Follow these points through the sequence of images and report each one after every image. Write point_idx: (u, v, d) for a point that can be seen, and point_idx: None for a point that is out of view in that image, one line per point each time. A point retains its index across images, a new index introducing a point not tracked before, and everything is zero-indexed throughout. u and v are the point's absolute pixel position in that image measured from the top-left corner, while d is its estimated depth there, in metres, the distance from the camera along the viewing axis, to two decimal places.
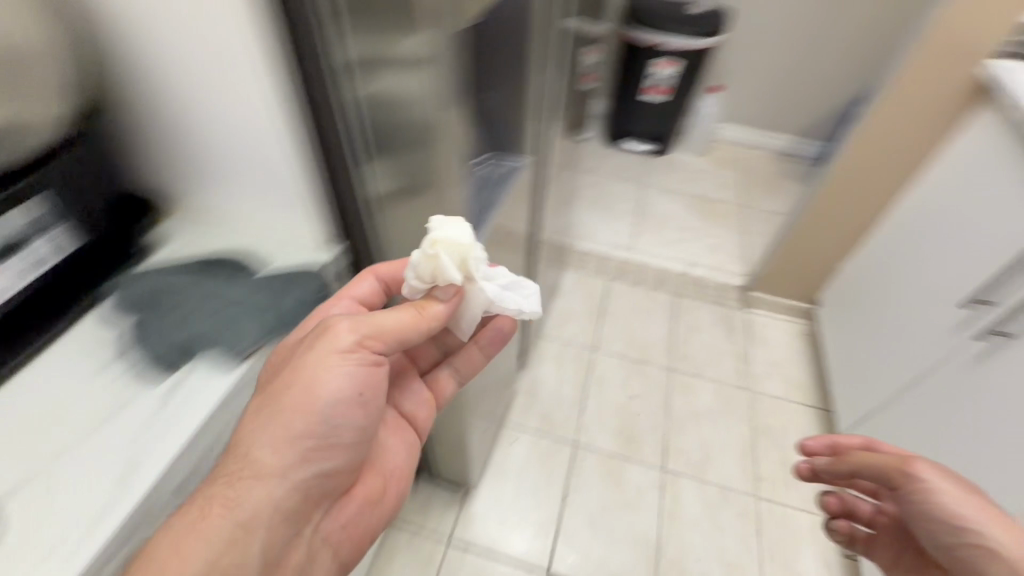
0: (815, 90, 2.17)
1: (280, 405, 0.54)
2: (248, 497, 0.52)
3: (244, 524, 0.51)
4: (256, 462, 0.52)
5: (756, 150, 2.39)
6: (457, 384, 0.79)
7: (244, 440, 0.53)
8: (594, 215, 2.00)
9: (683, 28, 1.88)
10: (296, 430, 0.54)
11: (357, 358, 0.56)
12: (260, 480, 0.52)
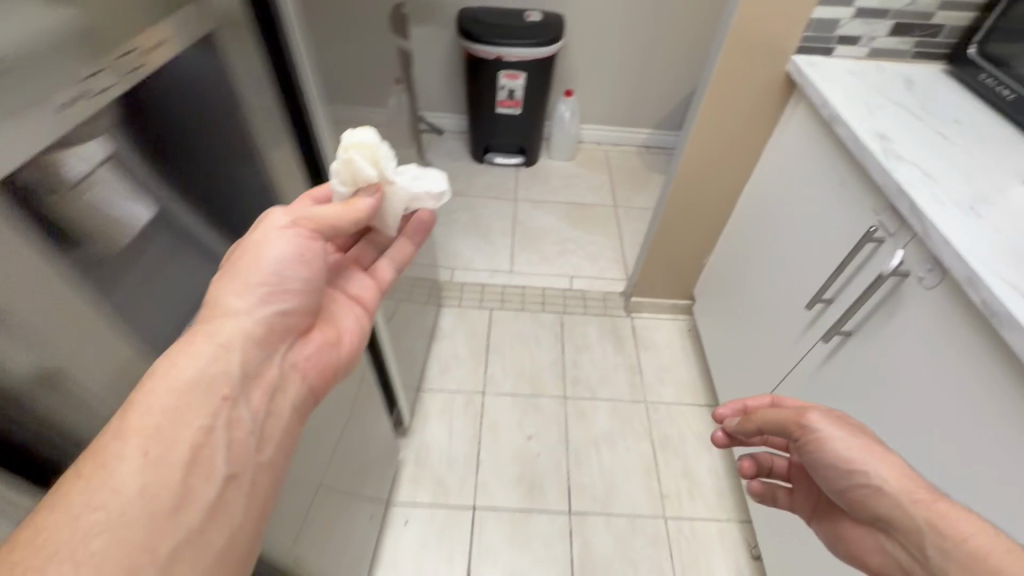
0: (661, 84, 2.24)
1: (236, 266, 0.56)
2: (213, 342, 0.52)
3: (211, 366, 0.51)
4: (224, 309, 0.54)
5: (620, 147, 2.42)
6: (398, 274, 0.80)
7: (215, 296, 0.55)
8: (467, 241, 1.89)
9: (520, 37, 1.80)
10: (252, 290, 0.56)
11: (301, 225, 0.60)
12: (224, 327, 0.53)
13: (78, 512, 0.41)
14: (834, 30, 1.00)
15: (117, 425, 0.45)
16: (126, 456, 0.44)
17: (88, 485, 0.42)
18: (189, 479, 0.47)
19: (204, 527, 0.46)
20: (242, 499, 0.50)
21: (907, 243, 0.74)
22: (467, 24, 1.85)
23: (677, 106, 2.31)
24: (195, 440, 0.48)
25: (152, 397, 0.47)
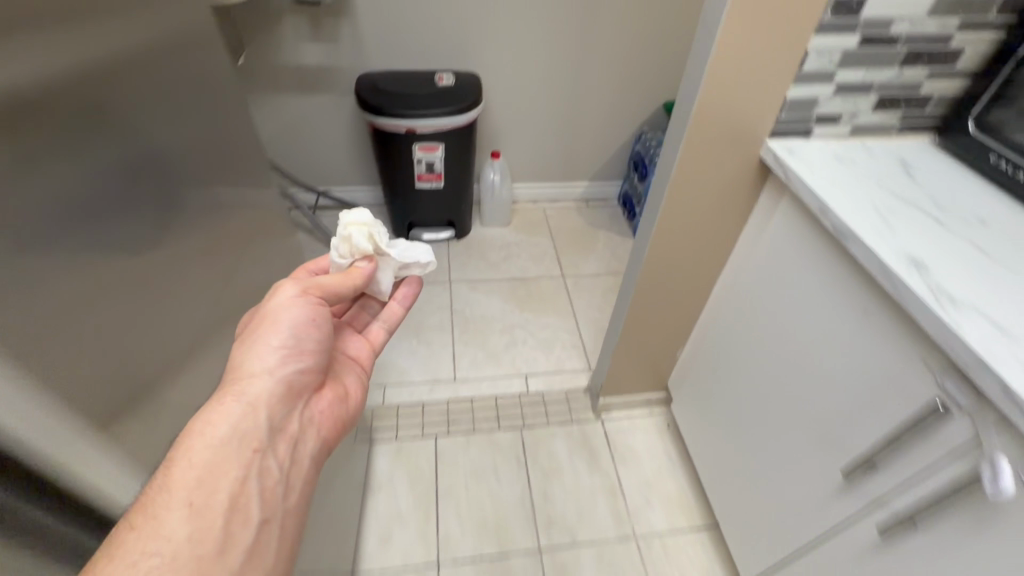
0: (593, 134, 2.06)
1: (254, 337, 0.69)
2: (240, 401, 0.64)
3: (241, 422, 0.63)
4: (248, 371, 0.68)
5: (559, 202, 2.22)
6: (387, 334, 1.00)
7: (238, 362, 0.69)
8: (398, 346, 1.59)
9: (434, 106, 1.54)
10: (271, 351, 0.70)
11: (304, 297, 0.76)
12: (251, 388, 0.66)
13: (133, 560, 0.49)
14: (813, 109, 0.82)
15: (168, 479, 0.56)
16: (172, 508, 0.54)
17: (140, 534, 0.51)
18: (229, 525, 0.57)
19: (242, 565, 0.56)
20: (273, 536, 0.61)
21: (993, 434, 0.54)
22: (369, 93, 1.57)
23: (613, 155, 2.14)
24: (233, 487, 0.59)
25: (193, 455, 0.58)
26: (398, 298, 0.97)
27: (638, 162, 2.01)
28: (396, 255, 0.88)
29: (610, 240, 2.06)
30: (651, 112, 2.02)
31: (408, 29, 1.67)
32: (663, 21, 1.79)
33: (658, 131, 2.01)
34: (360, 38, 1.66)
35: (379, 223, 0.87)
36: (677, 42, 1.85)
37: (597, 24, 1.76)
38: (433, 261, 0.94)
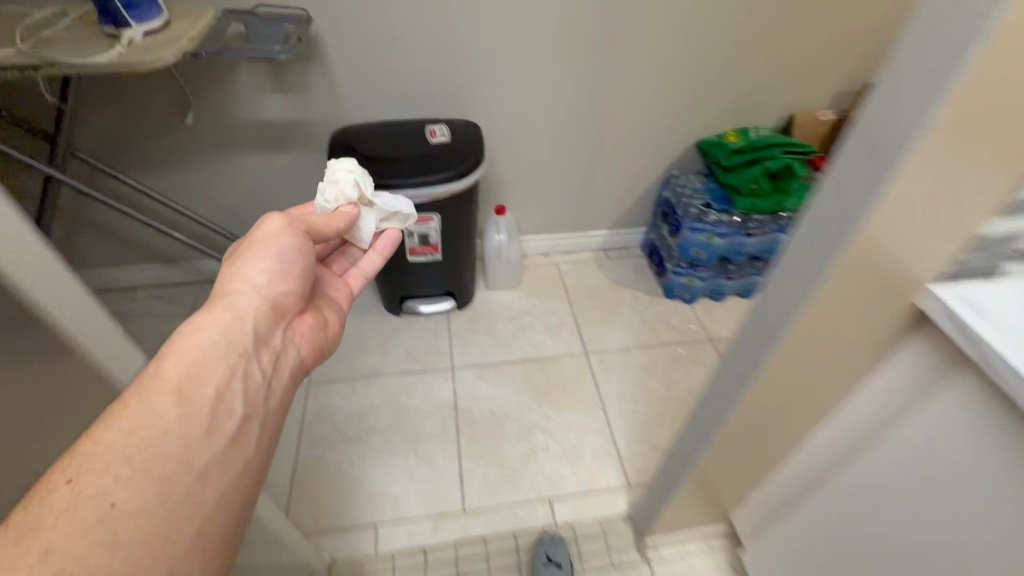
0: (613, 177, 1.77)
1: (243, 256, 0.70)
2: (230, 311, 0.64)
3: (229, 328, 0.63)
4: (235, 288, 0.68)
5: (574, 255, 1.93)
6: (364, 283, 0.98)
7: (227, 282, 0.68)
8: (392, 464, 1.30)
9: (426, 171, 1.25)
10: (260, 264, 0.70)
11: (291, 228, 0.75)
12: (240, 300, 0.66)
13: (123, 435, 0.49)
14: (1012, 243, 0.53)
15: (158, 370, 0.55)
16: (160, 393, 0.52)
17: (130, 414, 0.50)
18: (214, 415, 0.55)
19: (227, 451, 0.55)
20: (257, 433, 0.58)
21: None
22: (346, 157, 1.27)
23: (637, 199, 1.84)
24: (225, 379, 0.58)
25: (182, 353, 0.57)
26: (379, 245, 0.98)
27: (669, 210, 1.72)
28: (381, 205, 0.96)
29: (638, 303, 1.77)
30: (681, 151, 1.72)
31: (391, 72, 1.39)
32: (696, 48, 1.49)
33: (690, 175, 1.71)
34: (333, 87, 1.38)
35: (364, 174, 0.95)
36: (713, 71, 1.55)
37: (616, 55, 1.47)
38: (412, 213, 1.04)
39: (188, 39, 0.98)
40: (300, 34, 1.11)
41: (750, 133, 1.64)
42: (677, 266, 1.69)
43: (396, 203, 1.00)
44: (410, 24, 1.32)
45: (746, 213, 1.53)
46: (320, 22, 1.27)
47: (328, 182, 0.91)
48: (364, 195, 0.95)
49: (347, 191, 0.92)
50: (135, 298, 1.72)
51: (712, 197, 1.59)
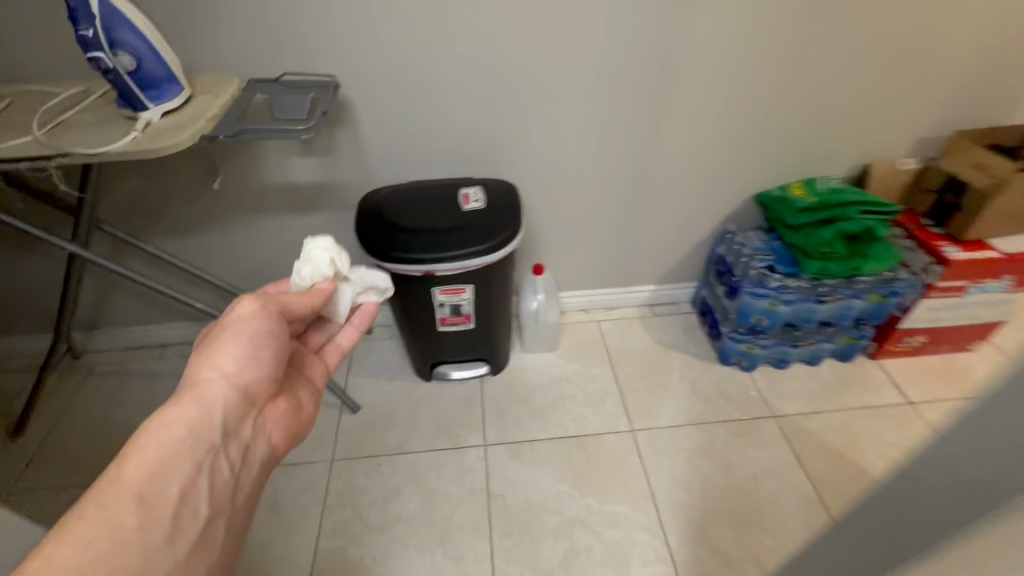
0: (660, 232, 1.63)
1: (215, 343, 0.71)
2: (197, 405, 0.65)
3: (197, 423, 0.64)
4: (205, 378, 0.69)
5: (615, 311, 1.79)
6: (341, 355, 0.98)
7: (199, 369, 0.69)
8: (419, 562, 1.19)
9: (459, 242, 1.15)
10: (235, 353, 0.71)
11: (267, 312, 0.75)
12: (210, 391, 0.68)
13: (82, 545, 0.51)
14: None
15: (121, 472, 0.57)
16: (122, 501, 0.55)
17: (92, 522, 0.52)
18: (177, 520, 0.58)
19: (188, 556, 0.58)
20: (216, 533, 0.62)
21: None
22: (374, 226, 1.19)
23: (687, 254, 1.69)
24: (190, 479, 0.61)
25: (147, 453, 0.59)
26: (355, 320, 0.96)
27: (723, 268, 1.56)
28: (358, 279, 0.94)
29: (690, 370, 1.60)
30: (737, 205, 1.57)
31: (424, 130, 1.33)
32: (752, 94, 1.37)
33: (748, 230, 1.55)
34: (364, 148, 1.33)
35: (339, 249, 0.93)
36: (770, 119, 1.42)
37: (663, 104, 1.37)
38: (389, 284, 1.02)
39: (206, 118, 0.91)
40: (325, 106, 1.03)
41: (818, 185, 1.46)
42: (734, 331, 1.53)
43: (373, 276, 0.98)
44: (444, 81, 1.26)
45: (816, 277, 1.36)
46: (352, 84, 1.23)
47: (303, 260, 0.89)
48: (340, 271, 0.93)
49: (323, 268, 0.90)
50: (163, 358, 1.68)
51: (774, 257, 1.43)
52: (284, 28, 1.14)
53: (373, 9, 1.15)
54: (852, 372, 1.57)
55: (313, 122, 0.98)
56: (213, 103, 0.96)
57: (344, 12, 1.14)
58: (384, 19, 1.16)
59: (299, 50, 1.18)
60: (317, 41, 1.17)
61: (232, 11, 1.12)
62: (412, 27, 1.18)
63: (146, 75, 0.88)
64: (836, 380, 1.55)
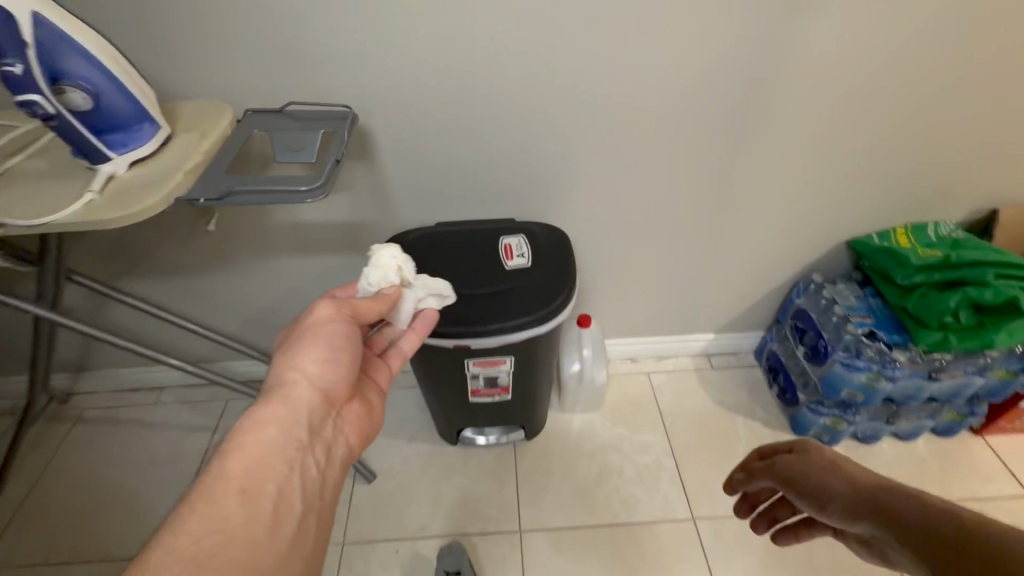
0: (726, 277, 1.39)
1: (297, 344, 0.67)
2: (286, 403, 0.62)
3: (286, 421, 0.60)
4: (288, 378, 0.65)
5: (667, 361, 1.56)
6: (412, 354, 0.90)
7: (281, 371, 0.65)
8: None
9: (501, 312, 0.94)
10: (314, 352, 0.67)
11: (344, 314, 0.71)
12: (296, 392, 0.63)
13: (185, 543, 0.47)
14: None
15: (223, 473, 0.54)
16: (224, 497, 0.52)
17: (195, 519, 0.49)
18: (275, 520, 0.53)
19: (289, 555, 0.53)
20: (312, 535, 0.57)
21: None
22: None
23: (756, 301, 1.45)
24: (287, 477, 0.57)
25: (242, 449, 0.56)
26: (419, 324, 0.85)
27: (804, 329, 1.32)
28: (425, 287, 0.84)
29: (758, 441, 1.37)
30: (822, 249, 1.33)
31: (456, 161, 1.12)
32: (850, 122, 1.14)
33: (837, 282, 1.29)
34: (385, 181, 1.12)
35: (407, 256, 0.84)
36: (869, 149, 1.19)
37: (740, 130, 1.15)
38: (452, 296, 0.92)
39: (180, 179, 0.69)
40: (338, 152, 0.79)
41: (928, 234, 1.21)
42: (816, 402, 1.28)
43: (437, 283, 0.88)
44: (483, 105, 1.06)
45: (931, 351, 1.11)
46: (373, 108, 1.03)
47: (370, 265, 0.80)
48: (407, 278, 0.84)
49: (392, 276, 0.80)
50: (156, 406, 1.50)
51: (875, 321, 1.17)
52: (293, 42, 0.95)
53: (402, 19, 0.94)
54: (954, 450, 1.32)
55: (320, 179, 0.73)
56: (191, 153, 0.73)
57: (367, 23, 0.94)
58: (415, 31, 0.96)
59: (311, 67, 0.98)
60: (332, 57, 0.97)
61: (233, 23, 0.93)
62: (448, 41, 0.98)
63: (104, 114, 0.67)
64: (936, 460, 1.31)
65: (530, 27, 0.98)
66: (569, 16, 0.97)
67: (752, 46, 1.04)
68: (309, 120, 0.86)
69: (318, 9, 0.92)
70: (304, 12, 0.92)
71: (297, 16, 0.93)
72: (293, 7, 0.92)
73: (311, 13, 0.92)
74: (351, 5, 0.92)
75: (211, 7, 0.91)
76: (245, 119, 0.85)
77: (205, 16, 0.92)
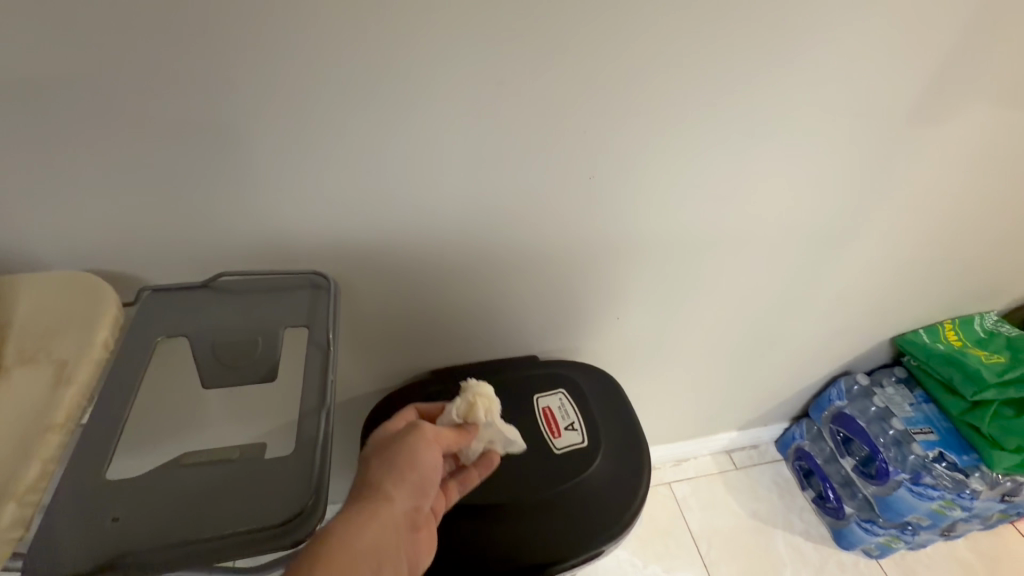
0: (763, 378, 1.20)
1: (389, 455, 0.53)
2: (368, 526, 0.47)
3: (363, 549, 0.46)
4: (375, 495, 0.49)
5: (687, 465, 1.35)
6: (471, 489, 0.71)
7: (369, 482, 0.50)
8: None
9: (565, 537, 0.68)
10: (406, 470, 0.52)
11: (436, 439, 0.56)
12: (382, 510, 0.48)
13: None
14: None
15: None
16: None
17: None
18: None
19: None
20: None
21: None
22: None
23: (787, 397, 1.28)
24: None
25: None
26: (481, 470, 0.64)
27: (849, 438, 1.18)
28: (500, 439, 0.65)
29: (804, 565, 1.20)
30: (867, 347, 1.17)
31: (461, 294, 0.82)
32: (933, 232, 0.95)
33: (884, 384, 1.16)
34: (363, 320, 0.80)
35: (496, 397, 0.65)
36: (943, 260, 1.01)
37: (811, 247, 0.92)
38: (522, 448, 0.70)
39: None
40: (307, 402, 0.50)
41: (976, 329, 1.10)
42: (869, 520, 1.13)
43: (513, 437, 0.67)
44: (502, 230, 0.75)
45: (1007, 473, 1.00)
46: (348, 240, 0.70)
47: (455, 404, 0.62)
48: (491, 421, 0.64)
49: (478, 415, 0.62)
50: None
51: (940, 439, 1.05)
52: (218, 162, 0.60)
53: (395, 130, 0.62)
54: (995, 548, 1.24)
55: (284, 505, 0.44)
56: (16, 468, 0.41)
57: (340, 135, 0.61)
58: (413, 146, 0.64)
59: (249, 195, 0.63)
60: (285, 179, 0.63)
61: (109, 140, 0.56)
62: (462, 158, 0.66)
63: None
64: (982, 564, 1.21)
65: (578, 139, 0.68)
66: (632, 128, 0.68)
67: (852, 160, 0.79)
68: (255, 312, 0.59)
69: (260, 117, 0.58)
70: (235, 123, 0.58)
71: (221, 128, 0.58)
72: (215, 115, 0.57)
73: (244, 124, 0.58)
74: (315, 112, 0.59)
75: (67, 120, 0.54)
76: (133, 325, 0.56)
77: (52, 132, 0.54)
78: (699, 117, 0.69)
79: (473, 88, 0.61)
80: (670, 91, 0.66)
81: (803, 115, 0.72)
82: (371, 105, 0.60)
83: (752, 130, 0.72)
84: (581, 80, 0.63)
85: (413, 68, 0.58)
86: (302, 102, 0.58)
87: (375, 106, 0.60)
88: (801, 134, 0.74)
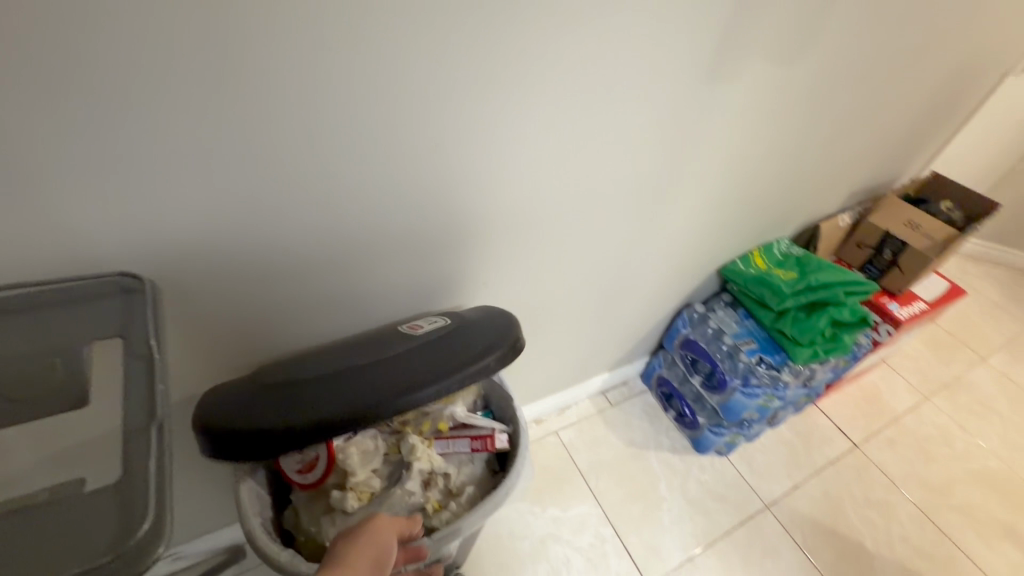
0: (624, 320, 1.33)
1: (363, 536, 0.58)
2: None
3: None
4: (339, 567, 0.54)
5: (570, 411, 1.46)
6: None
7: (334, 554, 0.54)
8: None
9: (436, 368, 0.70)
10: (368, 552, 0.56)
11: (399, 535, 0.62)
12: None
13: None
14: None
15: None
16: None
17: None
18: None
19: None
20: None
21: None
22: (246, 399, 0.67)
23: (645, 333, 1.44)
24: None
25: None
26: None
27: (693, 359, 1.37)
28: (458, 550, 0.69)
29: (675, 476, 1.38)
30: (701, 279, 1.35)
31: (315, 280, 0.76)
32: (736, 176, 1.11)
33: (716, 309, 1.37)
34: (206, 321, 0.72)
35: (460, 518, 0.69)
36: (747, 198, 1.19)
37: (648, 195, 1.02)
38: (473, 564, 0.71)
39: None
40: (132, 419, 0.44)
41: (776, 252, 1.33)
42: (716, 425, 1.34)
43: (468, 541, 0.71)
44: (355, 210, 0.71)
45: (807, 364, 1.24)
46: (170, 237, 0.61)
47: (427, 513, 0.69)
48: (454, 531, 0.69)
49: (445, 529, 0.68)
50: None
51: (759, 347, 1.27)
52: None
53: (207, 108, 0.52)
54: (806, 425, 1.55)
55: (115, 537, 0.38)
56: None
57: (134, 117, 0.50)
58: (237, 128, 0.55)
59: (23, 195, 0.51)
60: (65, 172, 0.51)
61: None
62: (301, 138, 0.59)
63: None
64: (799, 440, 1.51)
65: (425, 108, 0.64)
66: (479, 91, 0.66)
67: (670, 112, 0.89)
68: (52, 331, 0.49)
69: (18, 101, 0.46)
70: None
71: None
72: None
73: None
74: (97, 91, 0.47)
75: None
76: None
77: None
78: (535, 83, 0.71)
79: (299, 61, 0.53)
80: (507, 59, 0.66)
81: (626, 74, 0.78)
82: (176, 84, 0.50)
83: (586, 88, 0.76)
84: (421, 46, 0.59)
85: (220, 32, 0.48)
86: (77, 81, 0.46)
87: (181, 82, 0.50)
88: (626, 91, 0.80)
